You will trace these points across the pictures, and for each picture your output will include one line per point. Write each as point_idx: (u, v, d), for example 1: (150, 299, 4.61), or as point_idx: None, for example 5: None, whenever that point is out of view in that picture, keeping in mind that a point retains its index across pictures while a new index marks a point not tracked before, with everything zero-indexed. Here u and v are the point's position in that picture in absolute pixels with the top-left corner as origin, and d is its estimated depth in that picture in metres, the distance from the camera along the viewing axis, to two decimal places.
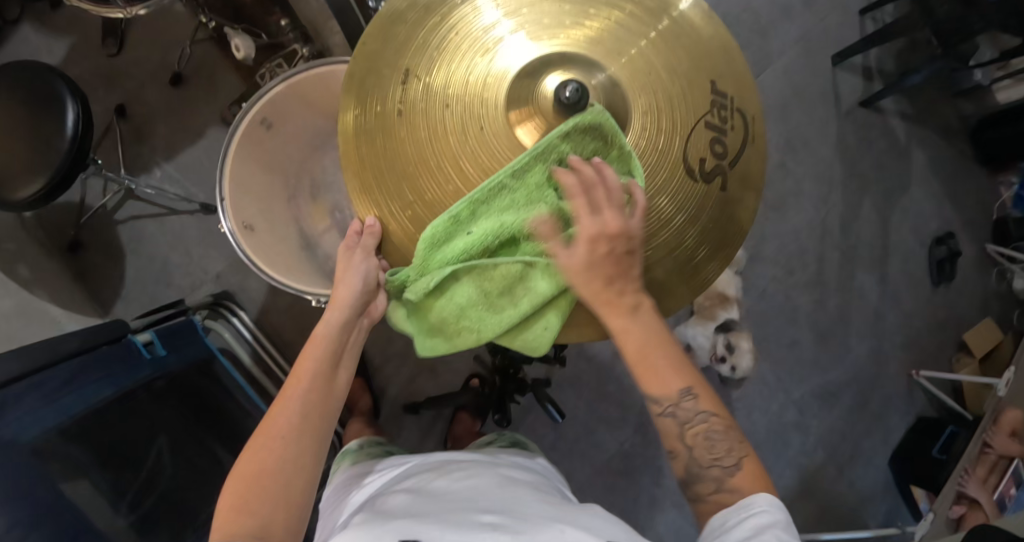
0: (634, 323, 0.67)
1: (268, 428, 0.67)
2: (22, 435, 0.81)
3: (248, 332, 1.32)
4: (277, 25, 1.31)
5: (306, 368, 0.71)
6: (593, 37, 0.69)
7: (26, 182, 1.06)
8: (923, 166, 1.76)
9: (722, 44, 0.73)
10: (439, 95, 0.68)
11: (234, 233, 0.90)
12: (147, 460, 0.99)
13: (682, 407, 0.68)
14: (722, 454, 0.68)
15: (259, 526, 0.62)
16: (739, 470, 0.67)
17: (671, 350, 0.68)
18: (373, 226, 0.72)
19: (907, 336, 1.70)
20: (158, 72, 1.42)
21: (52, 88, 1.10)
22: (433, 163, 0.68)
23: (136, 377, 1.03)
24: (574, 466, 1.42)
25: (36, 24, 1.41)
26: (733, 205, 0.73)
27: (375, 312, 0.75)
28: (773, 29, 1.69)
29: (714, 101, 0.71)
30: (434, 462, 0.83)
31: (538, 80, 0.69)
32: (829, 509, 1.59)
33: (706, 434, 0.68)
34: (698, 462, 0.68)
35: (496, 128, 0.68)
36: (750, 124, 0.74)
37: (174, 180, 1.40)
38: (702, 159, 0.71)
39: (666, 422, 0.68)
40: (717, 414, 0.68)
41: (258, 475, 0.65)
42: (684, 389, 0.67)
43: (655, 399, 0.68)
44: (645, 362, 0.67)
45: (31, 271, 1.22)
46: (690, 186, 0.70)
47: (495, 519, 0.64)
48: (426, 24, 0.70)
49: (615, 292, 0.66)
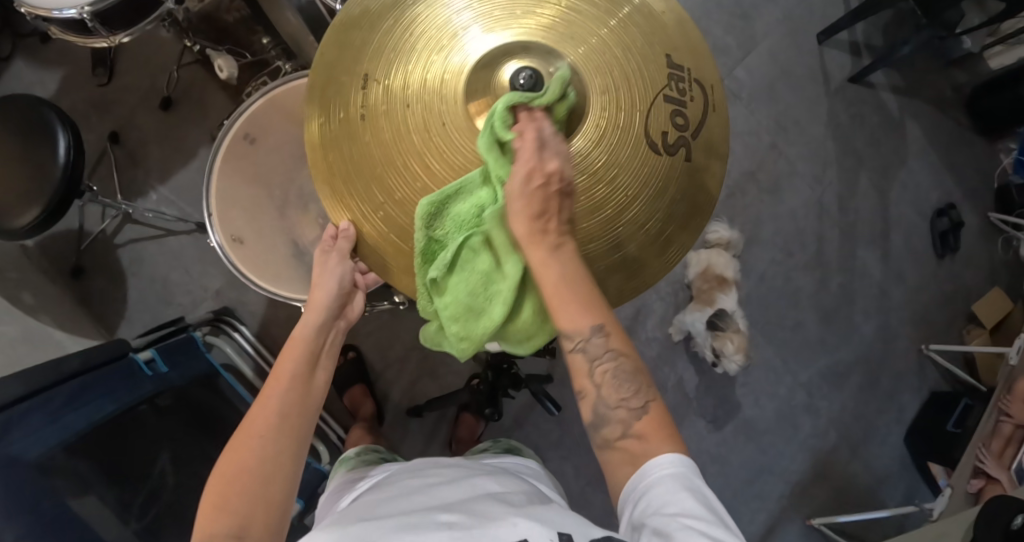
0: (554, 258, 0.65)
1: (249, 427, 0.70)
2: (26, 454, 0.84)
3: (249, 345, 1.34)
4: (260, 43, 1.36)
5: (285, 368, 0.74)
6: (545, 24, 0.69)
7: (22, 211, 1.08)
8: (919, 138, 1.75)
9: (674, 18, 0.73)
10: (399, 96, 0.69)
11: (223, 246, 0.94)
12: (151, 476, 1.00)
13: (593, 344, 0.66)
14: (628, 394, 0.67)
15: (236, 524, 0.65)
16: (644, 414, 0.66)
17: (589, 293, 0.66)
18: (348, 230, 0.73)
19: (914, 310, 1.68)
20: (148, 97, 1.44)
21: (42, 118, 1.13)
22: (399, 164, 0.70)
23: (139, 393, 1.05)
24: (583, 461, 1.42)
25: (28, 60, 1.44)
26: (699, 174, 0.74)
27: (351, 312, 0.84)
28: (756, 12, 1.68)
29: (671, 75, 0.72)
30: (415, 467, 0.86)
31: (496, 70, 0.69)
32: (846, 490, 1.58)
33: (611, 372, 0.67)
34: (606, 402, 0.67)
35: (456, 121, 0.69)
36: (710, 94, 0.74)
37: (170, 202, 1.42)
38: (664, 132, 0.71)
39: (575, 358, 0.67)
40: (624, 354, 0.67)
41: (237, 474, 0.67)
42: (595, 327, 0.66)
43: (567, 336, 0.66)
44: (563, 295, 0.65)
45: (35, 298, 1.24)
46: (654, 160, 0.71)
47: (454, 517, 0.67)
48: (381, 27, 0.70)
49: (541, 227, 0.65)
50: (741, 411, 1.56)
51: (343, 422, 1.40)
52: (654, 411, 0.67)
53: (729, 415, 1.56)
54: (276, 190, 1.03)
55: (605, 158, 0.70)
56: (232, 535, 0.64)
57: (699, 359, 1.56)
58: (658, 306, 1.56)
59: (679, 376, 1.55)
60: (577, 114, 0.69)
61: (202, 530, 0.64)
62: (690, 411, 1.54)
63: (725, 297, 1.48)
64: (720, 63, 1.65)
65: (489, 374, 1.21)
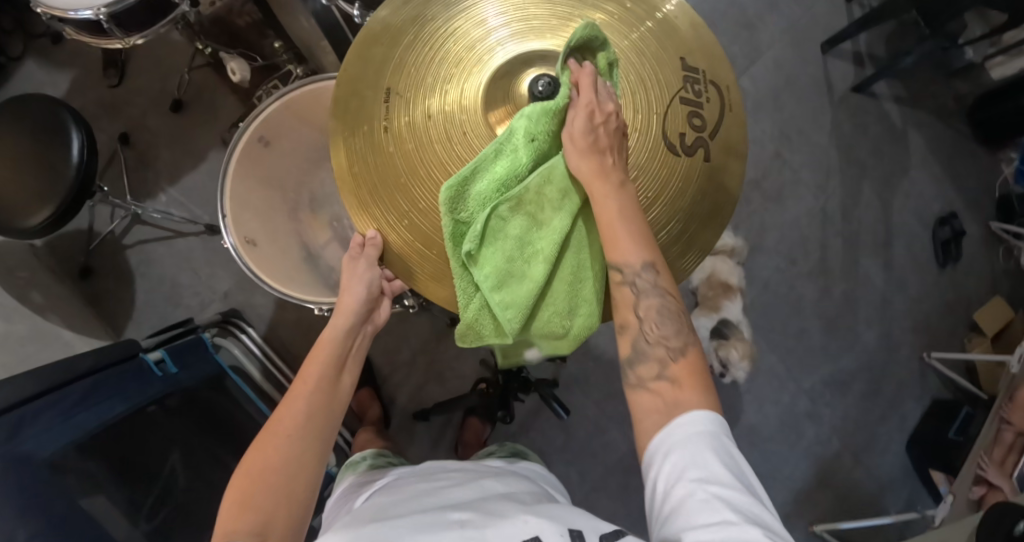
0: (618, 195, 0.66)
1: (275, 426, 0.72)
2: (39, 450, 0.86)
3: (258, 348, 1.34)
4: (272, 47, 1.38)
5: (312, 370, 0.76)
6: (562, 37, 0.71)
7: (35, 210, 1.09)
8: (922, 148, 1.76)
9: (686, 25, 0.74)
10: (422, 107, 0.71)
11: (236, 247, 0.94)
12: (161, 474, 1.01)
13: (642, 279, 0.67)
14: (670, 333, 0.68)
15: (260, 522, 0.66)
16: (682, 353, 0.67)
17: (643, 230, 0.67)
18: (374, 239, 0.74)
19: (916, 319, 1.69)
20: (158, 99, 1.45)
21: (55, 118, 1.14)
22: (423, 173, 0.70)
23: (148, 393, 1.05)
24: (587, 466, 1.43)
25: (40, 61, 1.46)
26: (718, 172, 0.74)
27: (377, 318, 0.85)
28: (760, 22, 1.70)
29: (687, 78, 0.73)
30: (423, 468, 0.88)
31: (516, 82, 0.71)
32: (848, 497, 1.58)
33: (656, 309, 0.68)
34: (645, 337, 0.68)
35: (479, 130, 0.70)
36: (726, 94, 0.75)
37: (179, 204, 1.43)
38: (682, 134, 0.72)
39: (624, 290, 0.68)
40: (671, 292, 0.68)
41: (262, 472, 0.68)
42: (647, 262, 0.66)
43: (617, 267, 0.67)
44: (620, 225, 0.66)
45: (45, 297, 1.25)
46: (673, 162, 0.72)
47: (465, 515, 0.69)
48: (402, 41, 0.72)
49: (604, 160, 0.66)
50: (744, 418, 1.57)
51: (349, 426, 1.40)
52: (692, 356, 0.68)
53: (732, 422, 1.57)
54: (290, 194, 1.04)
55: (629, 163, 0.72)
56: (257, 533, 0.65)
57: None
58: None
59: None
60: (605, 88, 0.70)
61: (226, 527, 0.65)
62: None
63: (731, 304, 1.50)
64: None
65: (500, 377, 1.21)
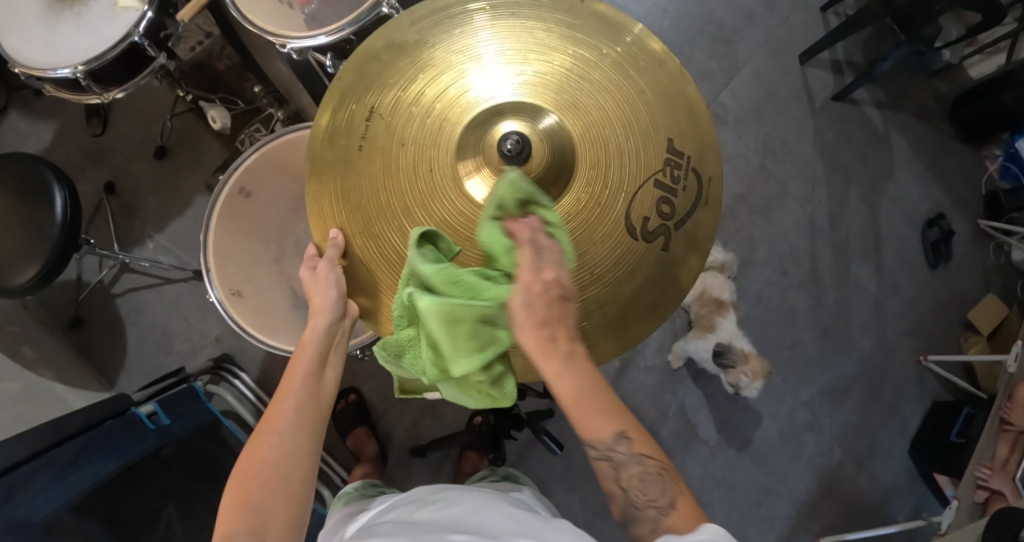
0: (567, 369, 0.64)
1: (266, 426, 0.70)
2: (33, 516, 0.87)
3: (250, 392, 1.35)
4: (252, 90, 1.39)
5: (297, 368, 0.75)
6: (553, 86, 0.74)
7: (23, 269, 1.10)
8: (906, 151, 1.76)
9: (686, 98, 0.78)
10: (396, 136, 0.74)
11: (222, 301, 0.98)
12: (156, 529, 1.00)
13: (617, 452, 0.65)
14: (656, 494, 0.65)
15: (256, 522, 0.64)
16: (673, 510, 0.64)
17: (603, 397, 0.65)
18: (337, 238, 0.76)
19: (912, 322, 1.69)
20: (142, 146, 1.46)
21: (38, 176, 1.14)
22: (382, 200, 0.74)
23: (141, 447, 1.07)
24: (587, 491, 1.42)
25: (22, 111, 1.46)
26: (675, 264, 0.78)
27: (352, 311, 0.79)
28: (737, 36, 1.71)
29: (670, 159, 0.76)
30: (419, 491, 0.86)
31: (491, 126, 0.73)
32: (854, 507, 1.57)
33: (637, 476, 0.65)
34: (634, 503, 0.66)
35: (444, 171, 0.73)
36: (706, 186, 0.78)
37: (167, 250, 1.43)
38: (646, 218, 0.75)
39: (602, 465, 0.66)
40: (651, 457, 0.66)
41: (257, 471, 0.66)
42: (617, 434, 0.65)
43: (590, 443, 0.65)
44: (580, 408, 0.64)
45: (36, 350, 1.25)
46: (631, 244, 0.75)
47: (465, 538, 0.68)
48: (397, 64, 0.75)
49: (548, 335, 0.64)
50: (746, 434, 1.57)
51: (348, 465, 1.40)
52: (684, 503, 0.64)
53: (733, 438, 1.57)
54: (273, 244, 1.08)
55: (591, 220, 0.74)
56: (250, 533, 0.63)
57: (700, 382, 1.57)
58: (656, 334, 1.58)
59: (681, 402, 1.57)
60: (565, 177, 0.73)
61: (223, 529, 0.63)
62: (694, 436, 1.56)
63: (725, 320, 1.47)
64: (705, 88, 1.68)
65: (491, 416, 1.24)
